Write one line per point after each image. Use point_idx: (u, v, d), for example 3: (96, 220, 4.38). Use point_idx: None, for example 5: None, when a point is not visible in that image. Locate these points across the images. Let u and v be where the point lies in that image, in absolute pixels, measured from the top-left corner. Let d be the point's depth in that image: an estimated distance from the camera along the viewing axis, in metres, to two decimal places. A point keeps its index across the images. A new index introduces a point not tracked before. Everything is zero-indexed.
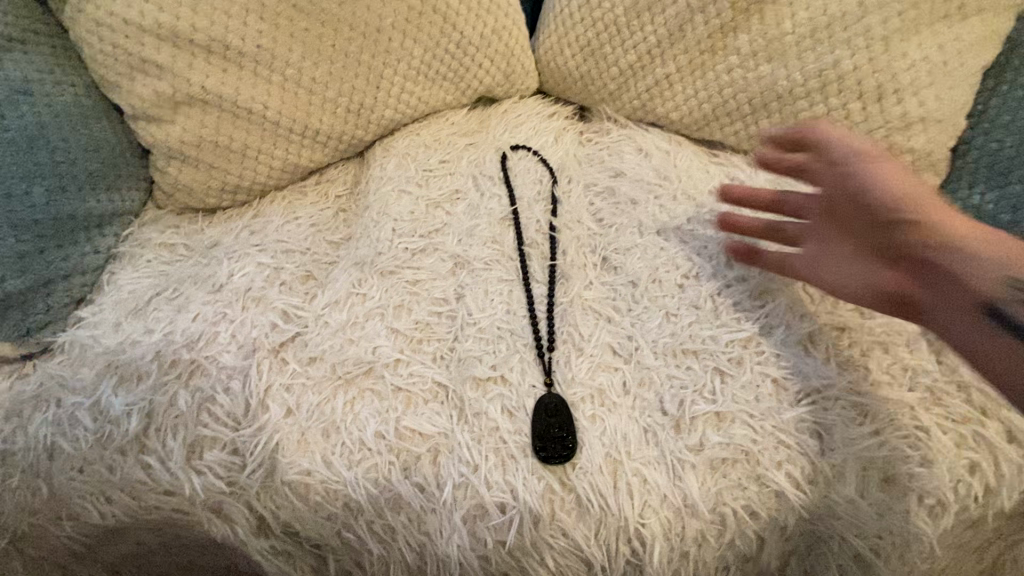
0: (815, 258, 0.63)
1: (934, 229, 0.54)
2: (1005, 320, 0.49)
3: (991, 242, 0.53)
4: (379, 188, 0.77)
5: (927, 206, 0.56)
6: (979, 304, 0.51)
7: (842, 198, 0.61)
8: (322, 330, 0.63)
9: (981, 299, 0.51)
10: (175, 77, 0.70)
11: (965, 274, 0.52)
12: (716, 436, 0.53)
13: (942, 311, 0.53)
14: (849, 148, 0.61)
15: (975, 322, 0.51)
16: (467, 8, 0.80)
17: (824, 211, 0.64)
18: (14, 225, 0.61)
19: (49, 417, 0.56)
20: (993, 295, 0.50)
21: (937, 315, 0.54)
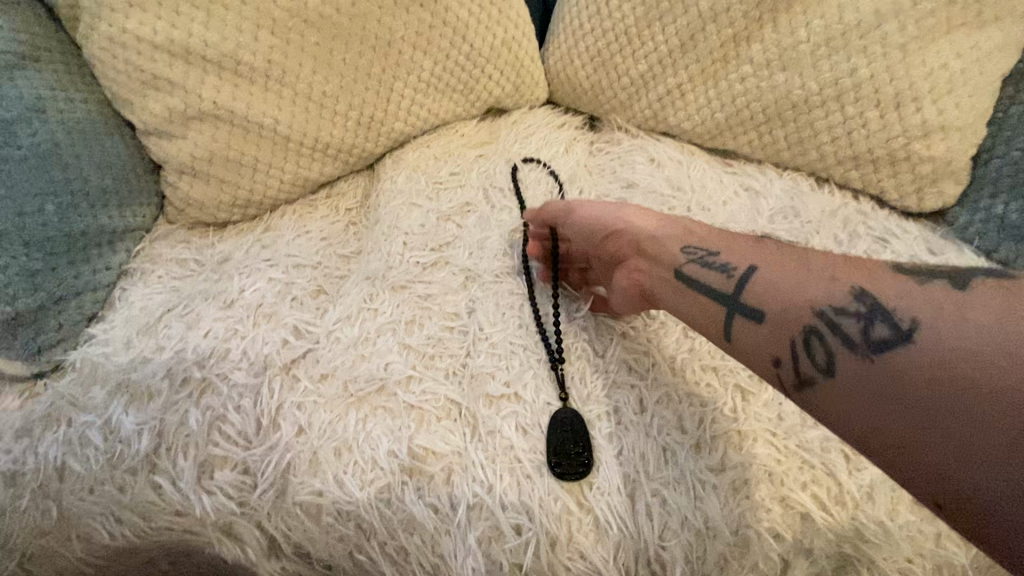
0: (617, 306, 0.62)
1: (671, 262, 0.56)
2: (745, 338, 0.48)
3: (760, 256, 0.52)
4: (390, 201, 0.76)
5: (722, 246, 0.54)
6: (713, 327, 0.51)
7: (605, 256, 0.64)
8: (333, 346, 0.62)
9: (719, 322, 0.50)
10: (187, 93, 0.70)
11: (713, 310, 0.51)
12: (738, 456, 0.52)
13: (755, 368, 0.48)
14: (569, 211, 0.67)
15: (753, 347, 0.48)
16: (477, 20, 0.79)
17: (603, 253, 0.64)
18: (26, 241, 0.61)
19: (60, 437, 0.56)
20: (734, 316, 0.49)
21: (742, 361, 0.50)
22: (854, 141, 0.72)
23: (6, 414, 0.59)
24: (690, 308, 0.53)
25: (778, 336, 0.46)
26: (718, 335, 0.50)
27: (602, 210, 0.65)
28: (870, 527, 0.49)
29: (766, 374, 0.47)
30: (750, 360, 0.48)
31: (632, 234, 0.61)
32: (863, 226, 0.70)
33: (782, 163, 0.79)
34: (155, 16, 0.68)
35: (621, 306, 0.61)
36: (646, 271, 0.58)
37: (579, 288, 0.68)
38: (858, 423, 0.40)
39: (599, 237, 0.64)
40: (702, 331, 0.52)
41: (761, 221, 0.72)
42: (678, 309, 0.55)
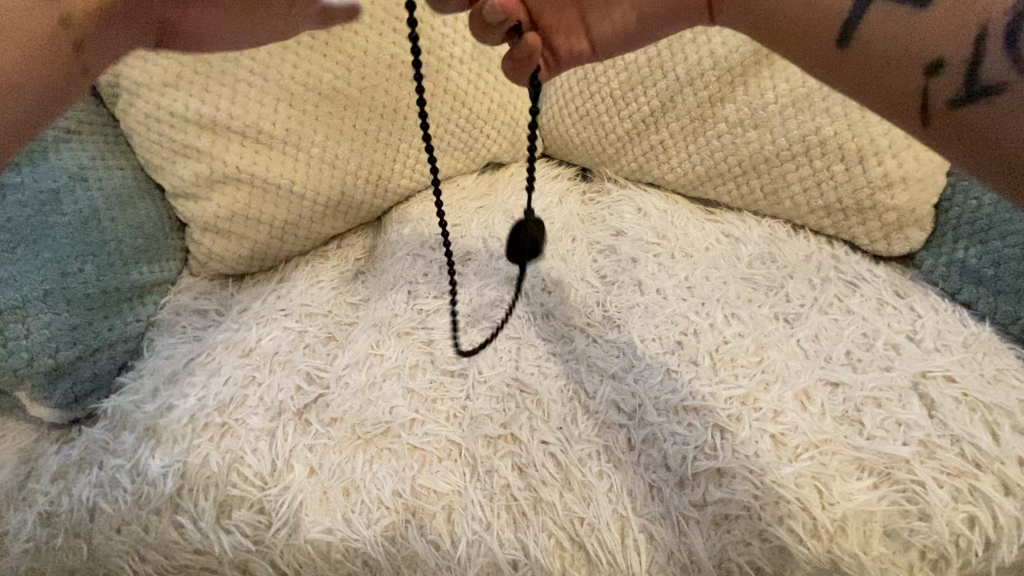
0: (653, 6, 0.57)
1: None
2: (871, 30, 0.44)
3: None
4: (395, 252, 0.83)
5: None
6: (834, 22, 0.45)
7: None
8: (342, 391, 0.67)
9: (842, 15, 0.45)
10: (212, 159, 0.78)
11: (836, 6, 0.45)
12: (719, 492, 0.56)
13: (870, 100, 0.46)
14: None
15: (869, 55, 0.44)
16: (475, 87, 0.87)
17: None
18: (67, 299, 0.67)
19: (92, 479, 0.61)
20: (874, 2, 0.44)
21: (846, 79, 0.46)
22: (824, 191, 0.77)
23: (44, 457, 0.64)
24: (803, 0, 0.47)
25: (937, 31, 0.43)
26: (805, 57, 0.48)
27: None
28: (843, 558, 0.53)
29: (881, 111, 0.46)
30: (867, 88, 0.46)
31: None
32: (835, 271, 0.73)
33: (761, 212, 0.84)
34: (187, 93, 0.76)
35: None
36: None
37: (575, 42, 0.59)
38: (966, 144, 0.43)
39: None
40: (807, 62, 0.48)
41: (741, 268, 0.75)
42: (774, 14, 0.48)
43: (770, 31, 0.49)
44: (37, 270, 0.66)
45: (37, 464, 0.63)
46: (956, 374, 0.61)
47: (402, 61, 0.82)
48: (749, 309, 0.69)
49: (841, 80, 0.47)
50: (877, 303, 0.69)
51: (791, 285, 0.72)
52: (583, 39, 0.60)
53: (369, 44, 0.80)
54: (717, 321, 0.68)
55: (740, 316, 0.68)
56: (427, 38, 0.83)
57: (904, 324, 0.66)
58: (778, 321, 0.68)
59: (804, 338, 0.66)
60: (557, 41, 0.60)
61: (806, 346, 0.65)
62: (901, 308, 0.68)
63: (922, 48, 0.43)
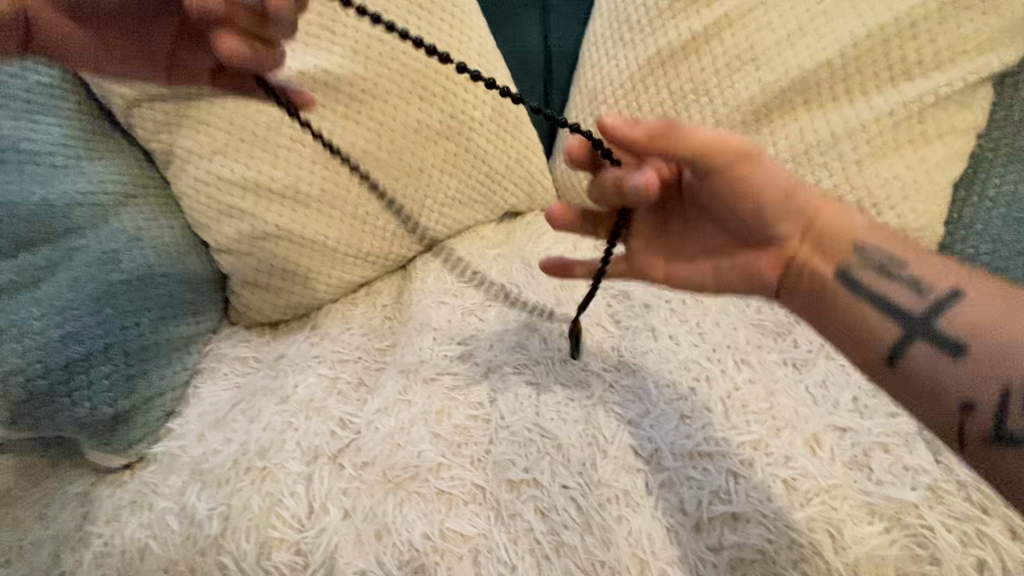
0: (729, 276, 0.63)
1: (843, 263, 0.58)
2: (910, 372, 0.54)
3: (913, 266, 0.57)
4: (421, 300, 0.87)
5: (910, 260, 0.58)
6: (875, 347, 0.56)
7: (727, 234, 0.62)
8: (373, 435, 0.71)
9: (886, 348, 0.55)
10: (254, 219, 0.84)
11: (872, 319, 0.56)
12: (734, 536, 0.59)
13: (920, 410, 0.54)
14: (715, 187, 0.59)
15: (914, 390, 0.53)
16: (494, 145, 0.94)
17: (749, 244, 0.62)
18: (126, 352, 0.73)
19: (143, 521, 0.66)
20: (914, 341, 0.54)
21: (891, 388, 0.55)
22: None
23: (99, 500, 0.69)
24: (848, 323, 0.58)
25: (965, 385, 0.51)
26: (868, 365, 0.56)
27: (773, 173, 0.58)
28: None
29: (926, 421, 0.53)
30: (918, 403, 0.54)
31: (780, 209, 0.59)
32: None
33: None
34: (234, 159, 0.83)
35: (745, 267, 0.63)
36: (806, 268, 0.60)
37: (653, 266, 0.67)
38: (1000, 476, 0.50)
39: (764, 217, 0.59)
40: (852, 354, 0.58)
41: (750, 313, 0.78)
42: (806, 304, 0.60)
43: (828, 326, 0.59)
44: (101, 326, 0.72)
45: (92, 506, 0.68)
46: None
47: (426, 126, 0.89)
48: (759, 354, 0.73)
49: (885, 387, 0.55)
50: None
51: (799, 330, 0.75)
52: (646, 260, 0.68)
53: (397, 112, 0.87)
54: (728, 367, 0.72)
55: (750, 363, 0.72)
56: (449, 103, 0.89)
57: None
58: (787, 366, 0.71)
59: (812, 384, 0.69)
60: (634, 259, 0.68)
61: (814, 393, 0.68)
62: None
63: (970, 389, 0.51)
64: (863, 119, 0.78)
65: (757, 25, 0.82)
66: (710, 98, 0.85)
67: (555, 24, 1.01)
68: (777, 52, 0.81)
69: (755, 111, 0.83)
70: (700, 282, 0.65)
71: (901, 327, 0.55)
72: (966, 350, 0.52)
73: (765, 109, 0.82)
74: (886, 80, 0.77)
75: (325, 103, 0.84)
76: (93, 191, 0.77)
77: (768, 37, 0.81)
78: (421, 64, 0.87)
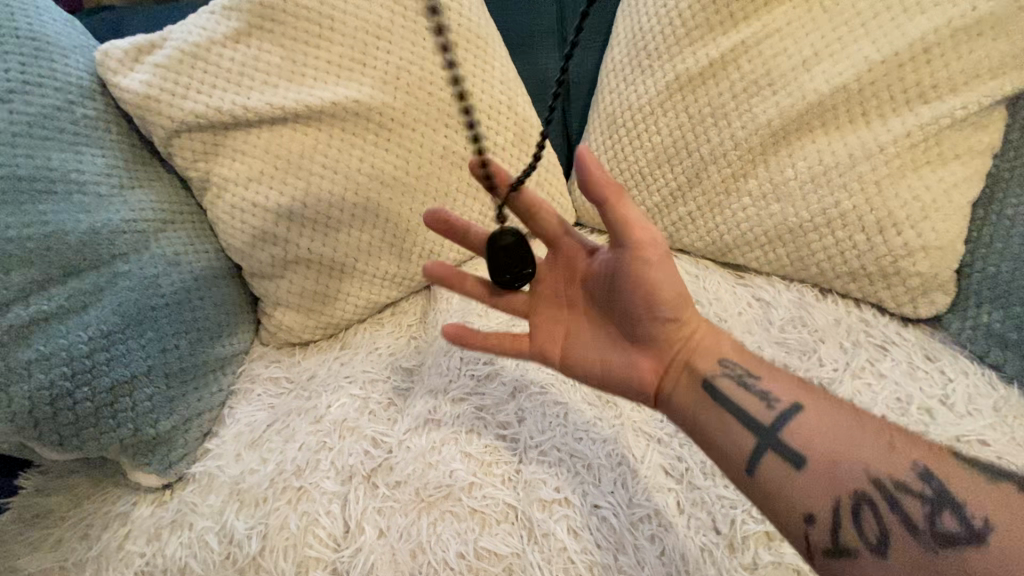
0: (619, 368, 0.64)
1: (708, 371, 0.60)
2: (770, 479, 0.54)
3: (770, 381, 0.59)
4: (446, 321, 0.88)
5: (765, 373, 0.60)
6: (738, 458, 0.56)
7: (623, 331, 0.64)
8: (404, 454, 0.72)
9: (747, 455, 0.56)
10: (288, 244, 0.87)
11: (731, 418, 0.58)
12: (768, 554, 0.60)
13: (766, 512, 0.55)
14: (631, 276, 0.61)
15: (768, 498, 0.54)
16: (516, 169, 0.97)
17: (634, 343, 0.64)
18: (167, 373, 0.76)
19: (183, 540, 0.68)
20: (768, 451, 0.55)
21: (751, 495, 0.56)
22: (848, 259, 0.83)
23: (141, 520, 0.70)
24: (716, 425, 0.58)
25: (810, 499, 0.53)
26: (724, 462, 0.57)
27: (670, 277, 0.61)
28: None
29: (773, 522, 0.54)
30: (770, 510, 0.54)
31: (664, 317, 0.61)
32: (865, 334, 0.82)
33: (788, 276, 0.90)
34: (269, 187, 0.85)
35: (617, 362, 0.64)
36: (683, 378, 0.61)
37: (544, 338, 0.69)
38: None
39: (647, 321, 0.61)
40: (716, 461, 0.59)
41: (773, 331, 0.83)
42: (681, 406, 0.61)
43: (689, 424, 0.61)
44: (144, 348, 0.74)
45: (133, 526, 0.70)
46: (989, 438, 0.69)
47: (452, 151, 0.92)
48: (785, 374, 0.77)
49: (748, 494, 0.56)
50: (909, 367, 0.77)
51: (824, 349, 0.80)
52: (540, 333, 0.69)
53: (424, 139, 0.90)
54: None
55: None
56: (474, 130, 0.93)
57: (936, 389, 0.74)
58: None
59: None
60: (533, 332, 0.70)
61: None
62: (932, 372, 0.76)
63: (818, 506, 0.52)
64: (880, 142, 0.79)
65: (773, 50, 0.84)
66: (728, 122, 0.87)
67: (573, 52, 1.05)
68: (794, 77, 0.83)
69: (771, 134, 0.85)
70: (583, 362, 0.66)
71: (778, 438, 0.55)
72: (806, 462, 0.54)
73: (782, 133, 0.85)
74: (902, 102, 0.79)
75: (355, 131, 0.87)
76: (136, 218, 0.80)
77: (786, 63, 0.84)
78: (447, 93, 0.90)
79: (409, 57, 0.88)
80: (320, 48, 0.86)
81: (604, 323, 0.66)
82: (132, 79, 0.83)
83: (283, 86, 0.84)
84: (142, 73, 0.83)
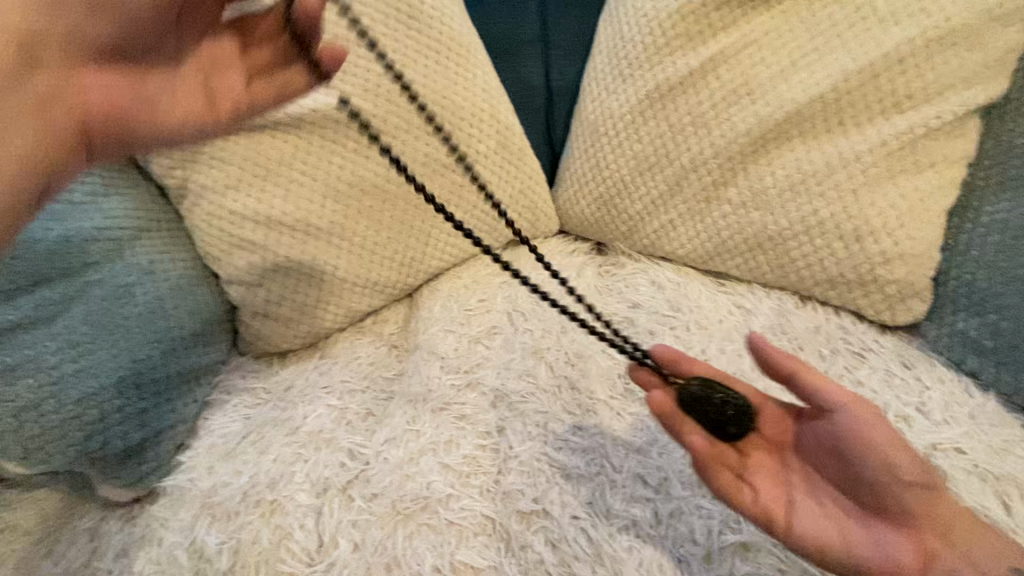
0: (803, 510, 0.60)
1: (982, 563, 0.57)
2: None
3: (984, 547, 0.57)
4: (428, 328, 0.86)
5: (963, 537, 0.58)
6: None
7: (862, 502, 0.60)
8: (381, 466, 0.71)
9: None
10: (266, 252, 0.85)
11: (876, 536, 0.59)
12: (745, 565, 0.60)
13: None
14: (850, 431, 0.59)
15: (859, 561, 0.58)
16: (497, 178, 0.96)
17: (875, 516, 0.60)
18: (137, 384, 0.74)
19: (153, 555, 0.67)
20: None
21: None
22: (826, 266, 0.83)
23: (110, 535, 0.70)
24: None
25: None
26: (834, 562, 0.58)
27: (885, 436, 0.59)
28: None
29: None
30: None
31: (919, 484, 0.58)
32: (844, 340, 0.82)
33: (769, 284, 0.90)
34: (246, 194, 0.84)
35: (778, 510, 0.59)
36: (869, 558, 0.58)
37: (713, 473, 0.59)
38: None
39: (866, 485, 0.59)
40: None
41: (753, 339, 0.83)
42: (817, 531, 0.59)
43: None
44: (113, 359, 0.73)
45: (102, 541, 0.70)
46: (965, 447, 0.70)
47: (433, 159, 0.92)
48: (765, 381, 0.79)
49: None
50: (887, 375, 0.78)
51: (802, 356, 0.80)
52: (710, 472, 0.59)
53: (405, 146, 0.90)
54: None
55: None
56: (455, 138, 0.92)
57: (912, 396, 0.75)
58: None
59: None
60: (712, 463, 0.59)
61: None
62: (909, 379, 0.77)
63: (892, 560, 0.57)
64: (856, 151, 0.80)
65: (751, 60, 0.85)
66: (708, 130, 0.87)
67: (556, 60, 1.05)
68: (772, 86, 0.84)
69: (751, 143, 0.85)
70: (736, 498, 0.59)
71: None
72: None
73: (762, 141, 0.85)
74: (878, 112, 0.80)
75: (335, 138, 0.86)
76: (110, 226, 0.78)
77: (764, 72, 0.84)
78: (428, 100, 0.90)
79: (390, 63, 0.88)
80: None
81: (846, 502, 0.61)
82: None
83: None
84: None
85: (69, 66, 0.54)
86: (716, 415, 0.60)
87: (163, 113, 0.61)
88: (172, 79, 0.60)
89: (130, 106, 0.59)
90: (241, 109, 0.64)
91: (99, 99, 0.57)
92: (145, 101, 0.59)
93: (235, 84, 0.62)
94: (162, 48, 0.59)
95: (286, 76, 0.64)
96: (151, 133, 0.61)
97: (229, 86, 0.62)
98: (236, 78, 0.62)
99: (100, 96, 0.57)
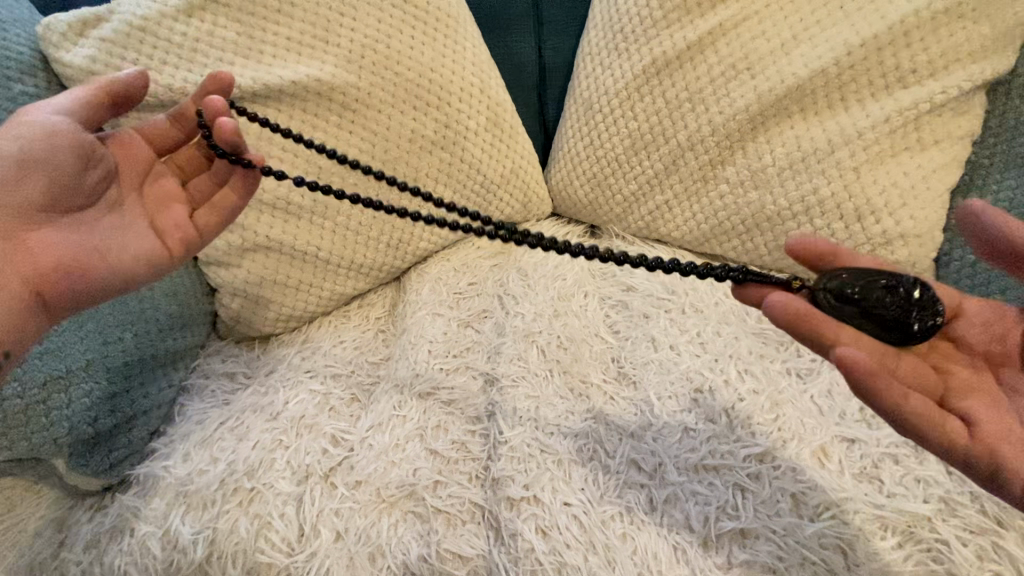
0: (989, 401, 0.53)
1: None
2: None
3: None
4: (415, 312, 0.83)
5: None
6: None
7: None
8: (365, 453, 0.68)
9: None
10: (245, 230, 0.81)
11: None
12: (742, 553, 0.58)
13: None
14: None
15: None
16: (489, 155, 0.92)
17: None
18: (107, 367, 0.70)
19: (124, 547, 0.64)
20: None
21: None
22: None
23: (78, 526, 0.68)
24: None
25: None
26: None
27: None
28: None
29: None
30: None
31: None
32: None
33: (767, 266, 0.88)
34: None
35: (961, 429, 0.48)
36: None
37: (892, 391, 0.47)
38: None
39: None
40: None
41: None
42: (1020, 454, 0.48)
43: None
44: (81, 342, 0.69)
45: (69, 532, 0.67)
46: None
47: (421, 135, 0.87)
48: (761, 364, 0.72)
49: None
50: None
51: None
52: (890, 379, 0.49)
53: (391, 121, 0.86)
54: (731, 377, 0.70)
55: (754, 372, 0.70)
56: (444, 113, 0.88)
57: None
58: (790, 376, 0.71)
59: (818, 394, 0.68)
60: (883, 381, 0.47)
61: (820, 403, 0.67)
62: None
63: None
64: (859, 127, 0.77)
65: (751, 33, 0.82)
66: (706, 106, 0.84)
67: (550, 35, 1.01)
68: (772, 60, 0.81)
69: (749, 120, 0.82)
70: (923, 415, 0.48)
71: None
72: None
73: (761, 118, 0.82)
74: (881, 87, 0.77)
75: (317, 112, 0.83)
76: None
77: (764, 46, 0.81)
78: (414, 73, 0.86)
79: (374, 34, 0.84)
80: (278, 24, 0.81)
81: None
82: (74, 53, 0.77)
83: (239, 63, 0.79)
84: (86, 47, 0.77)
85: (26, 228, 0.60)
86: (888, 315, 0.51)
87: (118, 255, 0.64)
88: (123, 216, 0.66)
89: (85, 253, 0.62)
90: (193, 237, 0.69)
91: (68, 255, 0.61)
92: (99, 250, 0.63)
93: (186, 230, 0.68)
94: (97, 194, 0.65)
95: (224, 198, 0.69)
96: (100, 280, 0.63)
97: (182, 227, 0.68)
98: (197, 230, 0.69)
99: (59, 261, 0.61)
